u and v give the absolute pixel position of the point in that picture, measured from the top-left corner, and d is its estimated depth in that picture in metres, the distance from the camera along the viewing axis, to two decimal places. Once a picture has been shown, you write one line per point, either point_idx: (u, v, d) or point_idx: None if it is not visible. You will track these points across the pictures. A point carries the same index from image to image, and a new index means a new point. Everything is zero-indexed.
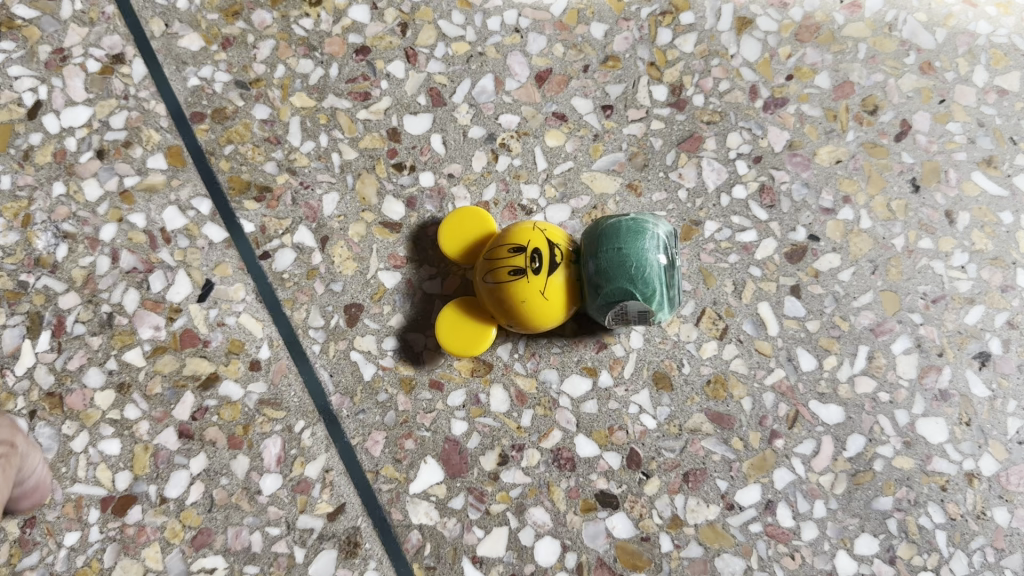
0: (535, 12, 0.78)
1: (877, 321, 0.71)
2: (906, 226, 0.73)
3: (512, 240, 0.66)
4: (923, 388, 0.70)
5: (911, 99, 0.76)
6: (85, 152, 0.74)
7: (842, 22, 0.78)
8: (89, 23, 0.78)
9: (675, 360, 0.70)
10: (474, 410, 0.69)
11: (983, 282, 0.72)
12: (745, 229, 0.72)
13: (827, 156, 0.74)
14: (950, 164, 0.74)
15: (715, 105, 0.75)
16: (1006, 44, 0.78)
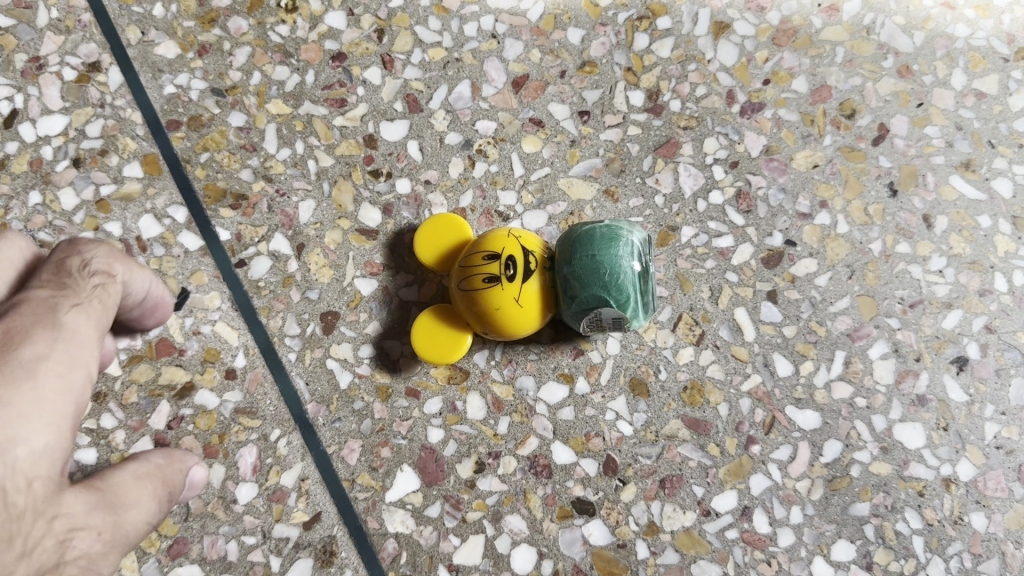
0: (512, 17, 0.78)
1: (854, 325, 0.71)
2: (883, 230, 0.73)
3: (486, 247, 0.65)
4: (901, 393, 0.70)
5: (889, 103, 0.76)
6: (62, 161, 0.74)
7: (820, 26, 0.77)
8: (66, 31, 0.77)
9: (652, 366, 0.70)
10: (451, 417, 0.69)
11: (961, 286, 0.72)
12: (721, 235, 0.72)
13: (804, 161, 0.74)
14: (928, 168, 0.74)
15: (692, 110, 0.75)
16: (985, 47, 0.77)
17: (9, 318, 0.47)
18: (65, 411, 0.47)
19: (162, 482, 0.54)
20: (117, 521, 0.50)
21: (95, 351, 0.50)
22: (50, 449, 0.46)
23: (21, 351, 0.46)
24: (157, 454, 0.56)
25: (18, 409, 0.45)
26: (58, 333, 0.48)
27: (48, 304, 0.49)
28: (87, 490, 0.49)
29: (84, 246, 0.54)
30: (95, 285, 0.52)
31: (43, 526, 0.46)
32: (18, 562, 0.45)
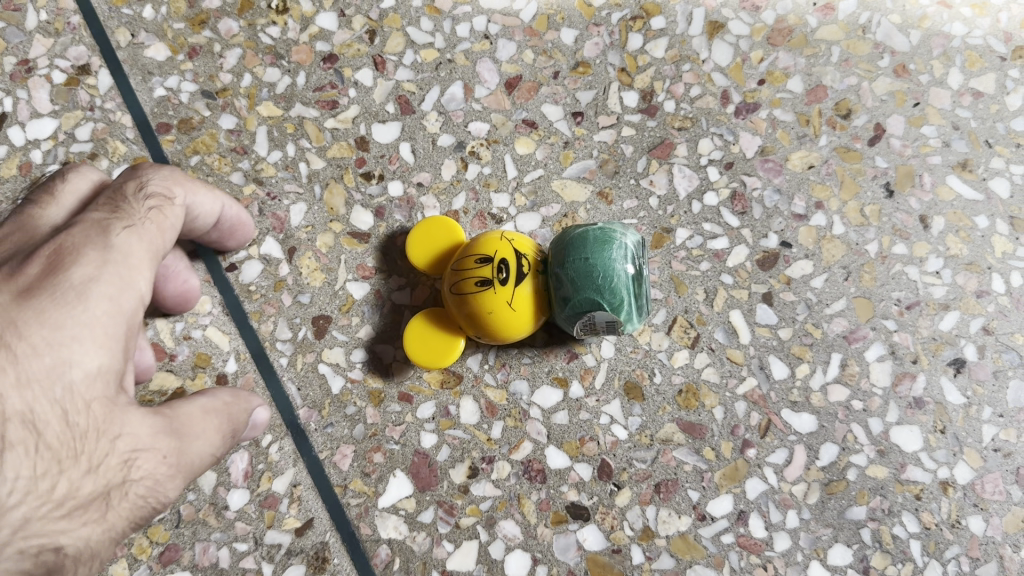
0: (504, 17, 0.77)
1: (850, 328, 0.70)
2: (879, 232, 0.72)
3: (479, 249, 0.64)
4: (897, 396, 0.69)
5: (885, 103, 0.75)
6: (51, 165, 0.74)
7: (815, 25, 0.77)
8: (55, 33, 0.77)
9: (647, 370, 0.69)
10: (444, 422, 0.69)
11: (957, 288, 0.71)
12: (716, 237, 0.72)
13: (799, 162, 0.73)
14: (925, 168, 0.74)
15: (687, 110, 0.74)
16: (981, 46, 0.77)
17: (60, 242, 0.51)
18: (119, 331, 0.50)
19: (226, 419, 0.58)
20: (181, 446, 0.53)
21: (148, 270, 0.54)
22: (104, 369, 0.50)
23: (74, 272, 0.50)
24: (224, 392, 0.60)
25: (78, 327, 0.48)
26: (110, 253, 0.52)
27: (101, 227, 0.53)
28: (155, 413, 0.53)
29: (145, 174, 0.59)
30: (148, 209, 0.56)
31: (107, 444, 0.50)
32: (86, 478, 0.49)
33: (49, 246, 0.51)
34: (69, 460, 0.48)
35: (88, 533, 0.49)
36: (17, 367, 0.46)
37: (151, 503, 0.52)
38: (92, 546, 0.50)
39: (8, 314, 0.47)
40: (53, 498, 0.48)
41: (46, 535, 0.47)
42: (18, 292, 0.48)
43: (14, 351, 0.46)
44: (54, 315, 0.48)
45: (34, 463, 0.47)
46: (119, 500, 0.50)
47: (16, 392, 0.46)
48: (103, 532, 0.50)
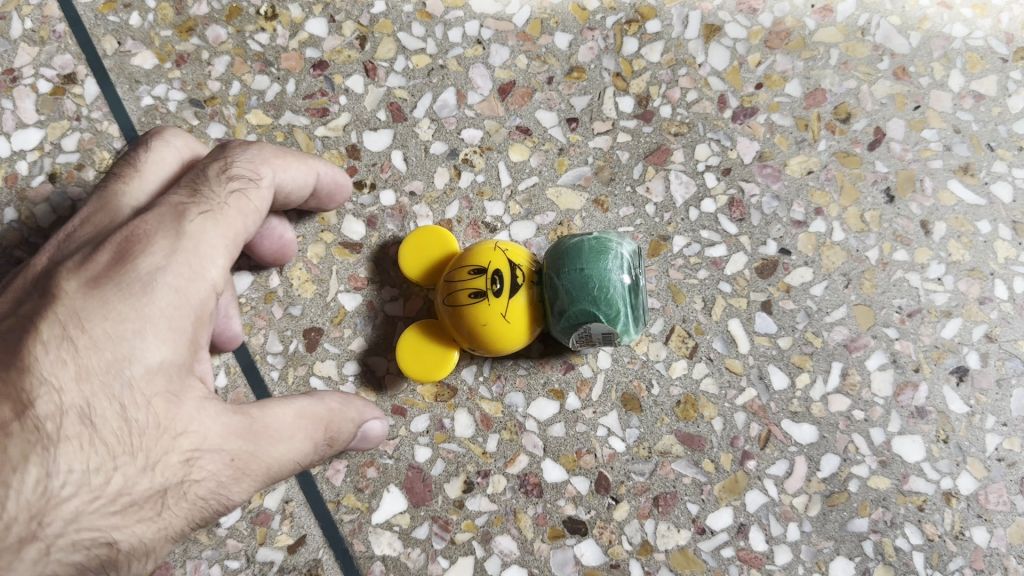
0: (497, 22, 0.76)
1: (850, 336, 0.69)
2: (880, 237, 0.71)
3: (472, 261, 0.63)
4: (899, 405, 0.68)
5: (884, 106, 0.74)
6: (37, 176, 0.72)
7: (813, 28, 0.75)
8: (40, 42, 0.76)
9: (644, 381, 0.68)
10: (438, 435, 0.68)
11: (960, 295, 0.70)
12: (714, 244, 0.70)
13: (798, 167, 0.72)
14: (926, 172, 0.73)
15: (683, 115, 0.73)
16: (982, 47, 0.76)
17: (134, 229, 0.53)
18: (183, 324, 0.51)
19: (322, 427, 0.57)
20: (252, 448, 0.53)
21: (221, 259, 0.54)
22: (167, 365, 0.50)
23: (141, 262, 0.51)
24: (332, 398, 0.59)
25: (142, 321, 0.50)
26: (180, 243, 0.52)
27: (176, 213, 0.54)
28: (234, 413, 0.53)
29: (231, 155, 0.60)
30: (229, 193, 0.57)
31: (169, 442, 0.49)
32: (142, 475, 0.48)
33: (125, 234, 0.53)
34: (125, 456, 0.48)
35: (142, 531, 0.48)
36: (77, 360, 0.48)
37: (215, 503, 0.52)
38: (147, 543, 0.49)
39: (74, 306, 0.49)
40: (105, 493, 0.47)
41: (99, 529, 0.47)
42: (88, 282, 0.50)
43: (77, 344, 0.48)
44: (118, 307, 0.50)
45: (88, 456, 0.47)
46: (178, 500, 0.50)
47: (75, 386, 0.47)
48: (158, 531, 0.49)
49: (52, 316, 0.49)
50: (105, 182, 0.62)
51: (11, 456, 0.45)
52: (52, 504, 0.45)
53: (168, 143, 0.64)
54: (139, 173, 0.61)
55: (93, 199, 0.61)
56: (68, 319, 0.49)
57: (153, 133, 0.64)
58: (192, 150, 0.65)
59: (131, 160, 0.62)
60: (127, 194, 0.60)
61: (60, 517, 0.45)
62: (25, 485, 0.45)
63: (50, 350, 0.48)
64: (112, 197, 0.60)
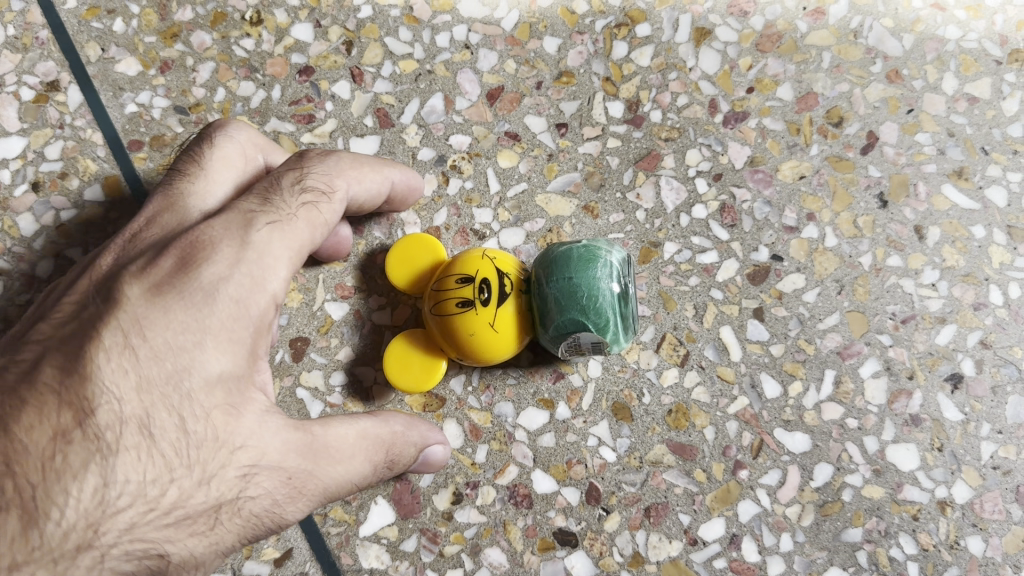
0: (485, 27, 0.75)
1: (844, 343, 0.68)
2: (873, 243, 0.70)
3: (460, 269, 0.62)
4: (893, 413, 0.67)
5: (877, 110, 0.73)
6: (20, 185, 0.72)
7: (805, 31, 0.75)
8: (22, 48, 0.75)
9: (635, 390, 0.67)
10: None
11: (954, 300, 0.69)
12: (705, 250, 0.69)
13: (790, 172, 0.71)
14: (919, 177, 0.72)
15: (673, 120, 0.72)
16: (976, 50, 0.75)
17: (199, 235, 0.52)
18: (243, 335, 0.51)
19: (382, 448, 0.57)
20: (310, 468, 0.52)
21: (283, 270, 0.53)
22: (226, 377, 0.50)
23: (205, 272, 0.50)
24: (397, 421, 0.59)
25: (204, 333, 0.49)
26: (245, 252, 0.52)
27: (242, 221, 0.53)
28: (296, 430, 0.53)
29: (307, 165, 0.59)
30: (299, 205, 0.56)
31: (227, 457, 0.49)
32: (198, 488, 0.48)
33: (189, 239, 0.52)
34: (182, 469, 0.47)
35: (194, 544, 0.48)
36: (138, 370, 0.47)
37: (267, 519, 0.52)
38: (198, 556, 0.49)
39: (137, 312, 0.48)
40: (160, 505, 0.46)
41: (153, 540, 0.46)
42: (151, 288, 0.50)
43: (138, 354, 0.47)
44: (180, 316, 0.49)
45: (146, 467, 0.46)
46: (232, 515, 0.50)
47: (134, 396, 0.46)
48: (209, 545, 0.49)
49: (113, 321, 0.48)
50: (169, 179, 0.61)
51: (71, 463, 0.44)
52: (108, 514, 0.44)
53: (233, 138, 0.64)
54: (204, 171, 0.61)
55: (158, 196, 0.60)
56: (129, 325, 0.48)
57: (218, 126, 0.65)
58: (256, 146, 0.65)
59: (197, 155, 0.62)
60: (192, 192, 0.60)
61: (116, 527, 0.45)
62: (83, 494, 0.44)
63: (111, 358, 0.47)
64: (179, 197, 0.60)
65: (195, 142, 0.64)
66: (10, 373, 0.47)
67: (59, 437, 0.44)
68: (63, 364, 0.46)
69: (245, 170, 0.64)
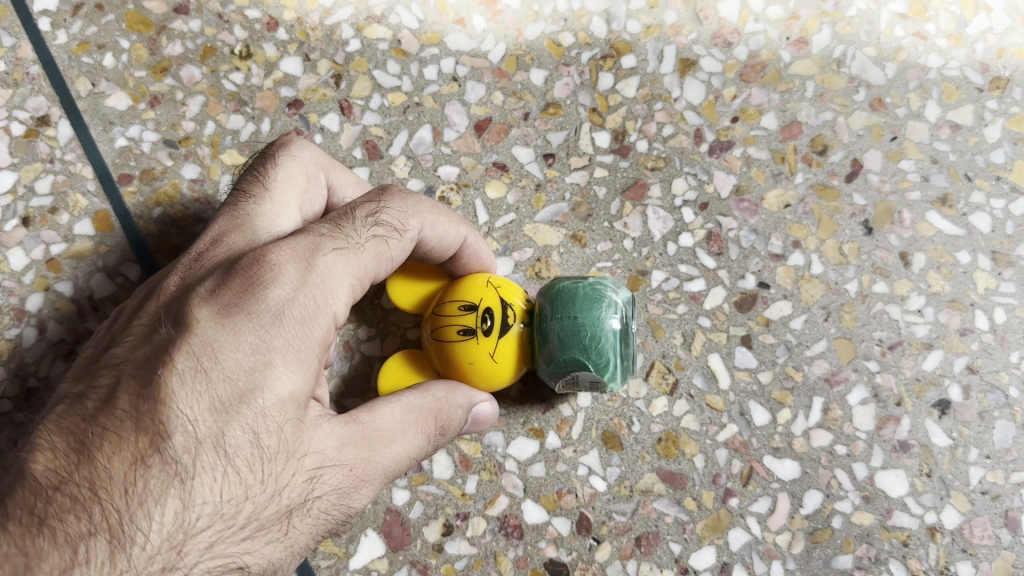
0: (473, 59, 0.76)
1: (831, 370, 0.69)
2: (859, 270, 0.71)
3: (462, 296, 0.59)
4: (881, 440, 0.68)
5: (861, 138, 0.74)
6: (10, 220, 0.72)
7: (788, 61, 0.76)
8: (13, 84, 0.75)
9: (625, 419, 0.67)
10: (416, 478, 0.67)
11: (940, 326, 0.70)
12: (693, 278, 0.70)
13: (775, 201, 0.72)
14: (904, 204, 0.73)
15: (659, 150, 0.73)
16: (958, 77, 0.76)
17: (265, 253, 0.50)
18: (312, 356, 0.49)
19: (432, 420, 0.55)
20: (368, 456, 0.52)
21: (347, 295, 0.51)
22: (297, 394, 0.48)
23: (272, 293, 0.48)
24: (438, 386, 0.56)
25: (272, 354, 0.47)
26: (310, 275, 0.50)
27: (310, 245, 0.51)
28: (348, 423, 0.51)
29: (384, 200, 0.57)
30: (370, 237, 0.54)
31: (296, 465, 0.48)
32: (270, 500, 0.47)
33: (254, 258, 0.50)
34: (256, 485, 0.47)
35: (271, 551, 0.48)
36: (210, 392, 0.46)
37: (338, 513, 0.51)
38: (275, 562, 0.49)
39: (208, 335, 0.47)
40: (238, 521, 0.46)
41: (231, 554, 0.46)
42: (221, 309, 0.48)
43: (210, 376, 0.46)
44: (250, 337, 0.47)
45: (222, 487, 0.45)
46: (303, 517, 0.49)
47: (208, 417, 0.45)
48: (284, 549, 0.49)
49: (185, 344, 0.47)
50: (234, 199, 0.60)
51: (151, 488, 0.43)
52: (189, 536, 0.44)
53: (296, 157, 0.63)
54: (269, 192, 0.60)
55: (224, 216, 0.59)
56: (201, 349, 0.46)
57: (281, 145, 0.64)
58: (318, 163, 0.65)
59: (262, 173, 0.62)
60: (260, 214, 0.59)
61: (197, 546, 0.44)
62: (165, 518, 0.43)
63: (184, 381, 0.46)
64: (247, 219, 0.58)
65: (258, 159, 0.63)
66: (89, 400, 0.46)
67: (139, 462, 0.43)
68: (139, 390, 0.46)
69: (307, 188, 0.63)
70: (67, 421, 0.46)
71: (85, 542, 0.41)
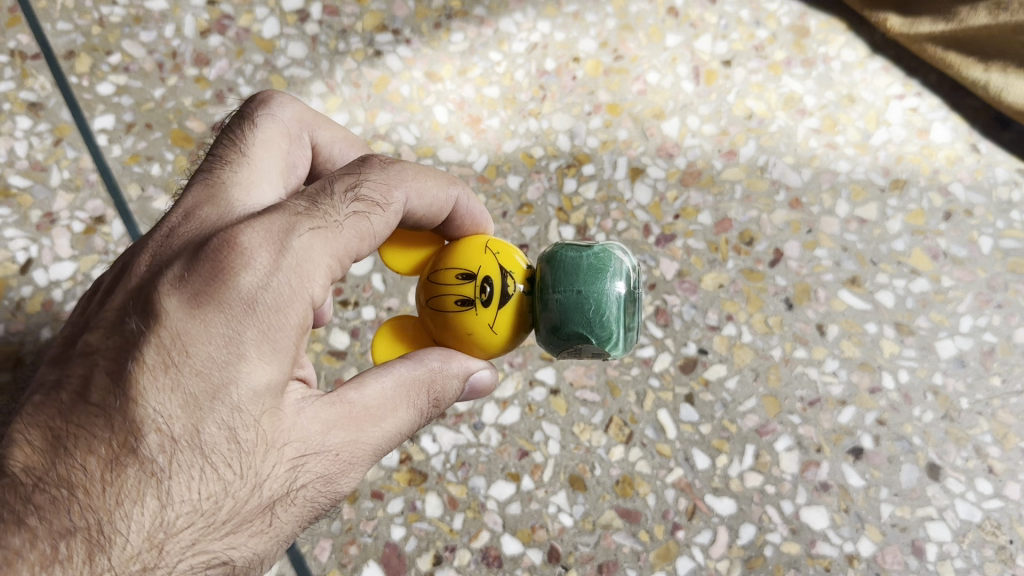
0: (460, 168, 0.91)
1: (761, 422, 0.82)
2: (782, 338, 0.85)
3: (461, 262, 0.62)
4: (805, 480, 0.80)
5: (782, 231, 0.89)
6: (70, 302, 0.86)
7: (720, 168, 0.92)
8: (75, 189, 0.91)
9: (588, 464, 0.80)
10: (411, 516, 0.79)
11: (853, 385, 0.84)
12: (644, 345, 0.84)
13: (711, 282, 0.86)
14: (819, 284, 0.87)
15: (615, 241, 0.88)
16: (864, 180, 0.92)
17: (234, 238, 0.52)
18: (286, 343, 0.52)
19: (420, 392, 0.59)
20: (353, 437, 0.55)
21: (322, 276, 0.54)
22: (272, 385, 0.51)
23: (244, 281, 0.51)
24: (433, 356, 0.60)
25: (245, 347, 0.51)
26: (283, 259, 0.53)
27: (285, 227, 0.54)
28: (331, 406, 0.55)
29: (365, 173, 0.60)
30: (349, 215, 0.57)
31: (276, 455, 0.52)
32: (252, 493, 0.51)
33: (225, 243, 0.52)
34: (236, 481, 0.50)
35: (255, 542, 0.52)
36: (181, 388, 0.49)
37: (324, 496, 0.55)
38: (260, 553, 0.53)
39: (178, 329, 0.50)
40: (219, 517, 0.50)
41: (215, 550, 0.50)
42: (191, 300, 0.51)
43: (182, 372, 0.49)
44: (221, 329, 0.50)
45: (199, 486, 0.49)
46: (287, 507, 0.53)
47: (181, 413, 0.49)
48: (269, 539, 0.53)
49: (156, 340, 0.50)
50: (210, 164, 0.62)
51: (128, 487, 0.47)
52: (170, 535, 0.48)
53: (275, 117, 0.66)
54: (247, 160, 0.62)
55: (199, 183, 0.60)
56: (172, 344, 0.50)
57: (261, 102, 0.67)
58: (299, 123, 0.68)
59: (240, 138, 0.64)
60: (236, 182, 0.60)
61: (179, 544, 0.48)
62: (144, 517, 0.47)
63: (156, 378, 0.49)
64: (222, 188, 0.60)
65: (236, 121, 0.65)
66: (65, 393, 0.51)
67: (114, 463, 0.48)
68: (111, 385, 0.50)
69: (289, 148, 0.66)
70: (43, 416, 0.50)
71: (65, 540, 0.46)
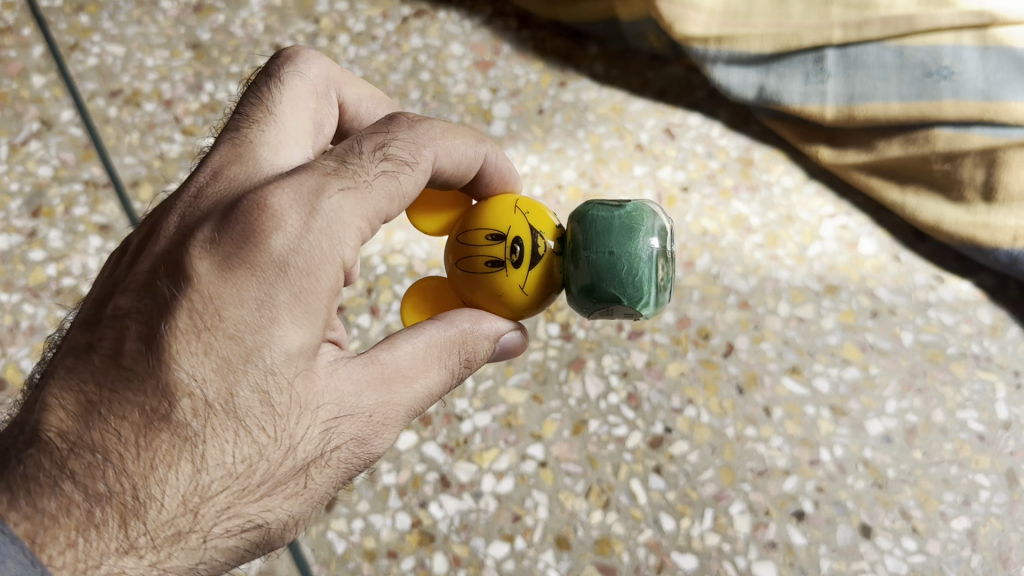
0: None
1: (717, 490, 0.97)
2: (734, 419, 1.01)
3: (492, 226, 0.74)
4: (756, 539, 0.94)
5: (733, 327, 1.06)
6: None
7: (681, 276, 1.09)
8: None
9: (572, 526, 0.94)
10: (421, 571, 0.92)
11: (795, 458, 0.99)
12: (618, 425, 0.99)
13: (674, 370, 1.03)
14: (765, 372, 1.03)
15: (593, 336, 1.04)
16: (801, 286, 1.10)
17: (265, 204, 0.62)
18: (317, 308, 0.62)
19: (447, 355, 0.71)
20: (387, 398, 0.67)
21: (353, 238, 0.65)
22: (303, 348, 0.62)
23: (275, 247, 0.61)
24: (464, 319, 0.73)
25: (277, 311, 0.61)
26: (313, 222, 0.63)
27: (316, 190, 0.64)
28: (367, 368, 0.66)
29: (393, 133, 0.70)
30: (380, 175, 0.67)
31: (309, 419, 0.62)
32: (285, 456, 0.62)
33: (258, 210, 0.62)
34: (269, 444, 0.61)
35: (290, 504, 0.63)
36: (215, 352, 0.59)
37: (358, 456, 0.66)
38: (294, 514, 0.64)
39: (212, 294, 0.60)
40: (252, 481, 0.60)
41: (250, 514, 0.61)
42: (219, 266, 0.61)
43: (215, 336, 0.60)
44: (254, 295, 0.61)
45: (231, 450, 0.59)
46: (321, 467, 0.64)
47: (215, 378, 0.59)
48: (305, 500, 0.64)
49: (189, 305, 0.60)
50: (241, 124, 0.72)
51: (164, 452, 0.58)
52: (204, 499, 0.58)
53: (303, 76, 0.77)
54: (273, 120, 0.73)
55: (228, 143, 0.71)
56: (205, 309, 0.60)
57: (289, 62, 0.78)
58: (325, 81, 0.80)
59: (267, 96, 0.75)
60: (263, 141, 0.71)
61: (214, 508, 0.59)
62: (181, 482, 0.58)
63: (191, 341, 0.59)
64: (252, 147, 0.70)
65: (266, 79, 0.77)
66: (96, 356, 0.61)
67: (151, 429, 0.58)
68: (144, 349, 0.60)
69: (314, 106, 0.78)
70: (75, 379, 0.61)
71: (99, 505, 0.56)
